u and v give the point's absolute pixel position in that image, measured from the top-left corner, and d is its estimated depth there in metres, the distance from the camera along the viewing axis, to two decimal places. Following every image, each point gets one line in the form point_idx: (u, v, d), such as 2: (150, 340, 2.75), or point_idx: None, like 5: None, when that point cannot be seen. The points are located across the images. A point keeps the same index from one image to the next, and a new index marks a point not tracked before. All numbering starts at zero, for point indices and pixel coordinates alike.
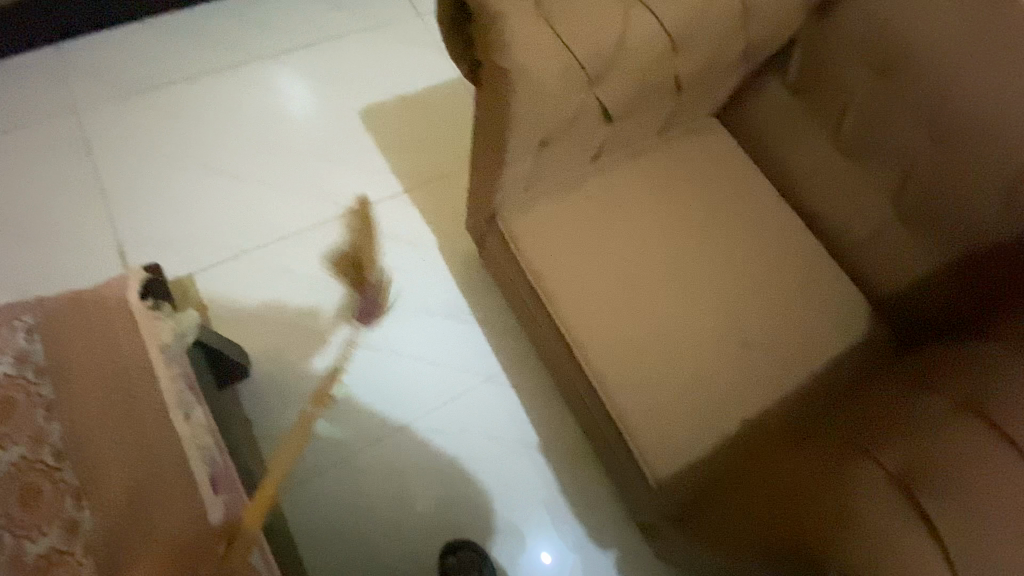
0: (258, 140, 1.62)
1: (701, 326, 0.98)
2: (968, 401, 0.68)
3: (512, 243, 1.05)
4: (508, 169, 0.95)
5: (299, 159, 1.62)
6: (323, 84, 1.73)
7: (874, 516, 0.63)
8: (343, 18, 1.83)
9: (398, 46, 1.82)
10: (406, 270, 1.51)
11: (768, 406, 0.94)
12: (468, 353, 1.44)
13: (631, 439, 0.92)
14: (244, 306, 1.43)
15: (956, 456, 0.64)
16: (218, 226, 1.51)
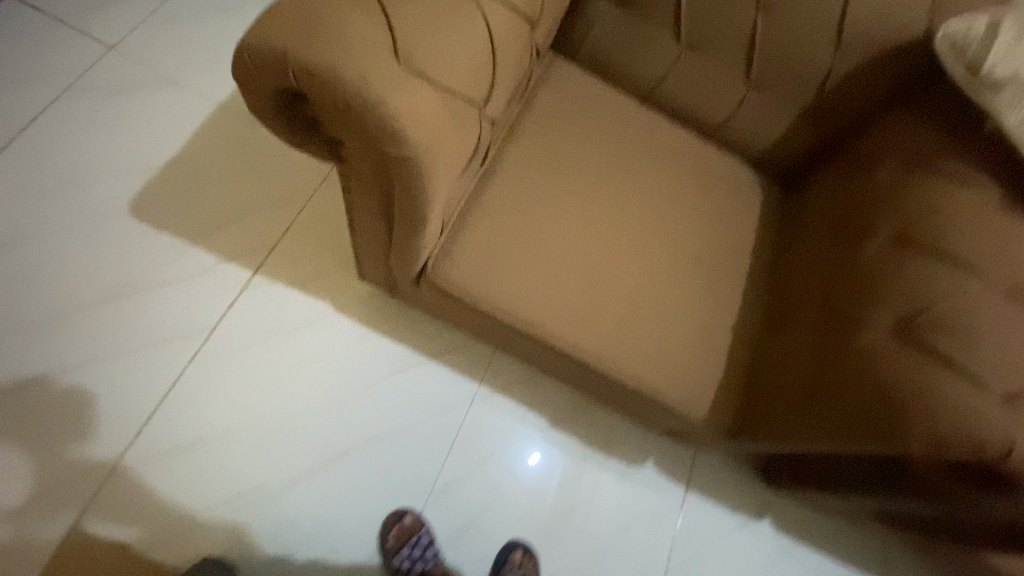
0: (31, 321, 1.20)
1: (661, 266, 1.01)
2: (907, 242, 0.86)
3: (456, 290, 0.94)
4: (429, 232, 0.81)
5: (101, 314, 1.23)
6: (60, 201, 1.28)
7: (910, 372, 0.77)
8: (20, 103, 1.32)
9: (120, 105, 1.37)
10: (322, 352, 1.31)
11: (741, 301, 1.03)
12: (438, 394, 1.34)
13: (668, 401, 0.95)
14: (174, 514, 1.15)
15: (925, 290, 0.81)
16: (68, 442, 1.15)
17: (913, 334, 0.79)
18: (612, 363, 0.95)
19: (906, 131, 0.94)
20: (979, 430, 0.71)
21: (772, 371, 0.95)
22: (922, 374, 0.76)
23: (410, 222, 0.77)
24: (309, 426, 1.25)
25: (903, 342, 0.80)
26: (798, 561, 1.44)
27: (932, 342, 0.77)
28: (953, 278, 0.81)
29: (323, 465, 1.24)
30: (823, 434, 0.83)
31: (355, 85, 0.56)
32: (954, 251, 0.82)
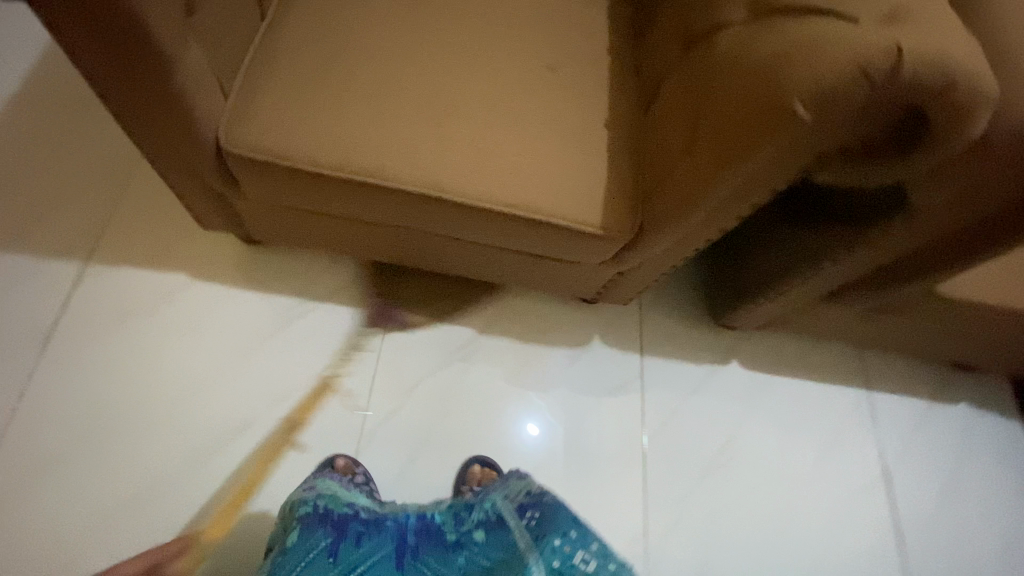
0: None
1: (508, 75, 0.86)
2: None
3: (265, 155, 0.77)
4: (178, 65, 0.69)
5: None
6: None
7: (775, 38, 0.63)
8: None
9: None
10: (195, 323, 1.12)
11: (614, 91, 0.89)
12: (343, 333, 1.18)
13: (551, 215, 0.82)
14: (53, 546, 0.96)
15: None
16: None
17: (768, 7, 0.66)
18: (477, 191, 0.80)
19: None
20: (861, 48, 0.55)
21: (657, 144, 0.81)
22: (787, 34, 0.62)
23: (141, 40, 0.64)
24: (196, 406, 1.07)
25: (756, 19, 0.67)
26: (775, 393, 1.36)
27: (792, 3, 0.64)
28: None
29: (226, 443, 1.06)
30: (713, 169, 0.70)
31: None
32: None
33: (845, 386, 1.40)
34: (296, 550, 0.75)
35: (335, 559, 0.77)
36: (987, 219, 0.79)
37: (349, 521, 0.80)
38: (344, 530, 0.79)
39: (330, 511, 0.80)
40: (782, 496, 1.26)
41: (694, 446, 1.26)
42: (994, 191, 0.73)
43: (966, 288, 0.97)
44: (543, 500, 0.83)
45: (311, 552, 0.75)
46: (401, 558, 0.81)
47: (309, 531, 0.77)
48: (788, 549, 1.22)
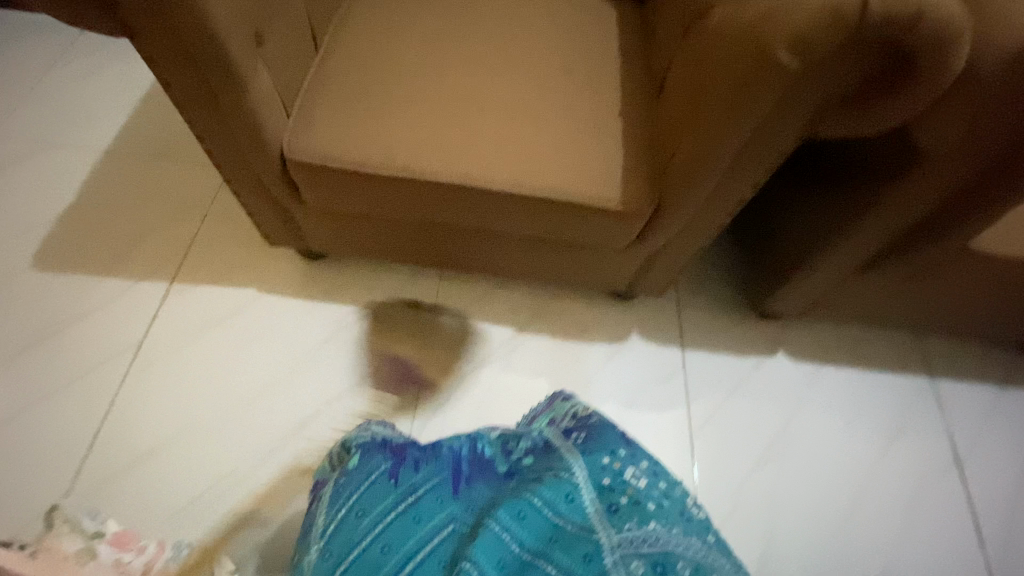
0: None
1: (526, 80, 0.97)
2: None
3: (321, 160, 0.90)
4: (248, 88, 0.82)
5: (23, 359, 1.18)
6: None
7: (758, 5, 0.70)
8: None
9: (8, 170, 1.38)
10: (261, 329, 1.25)
11: (623, 86, 0.98)
12: (391, 335, 1.27)
13: (573, 194, 0.89)
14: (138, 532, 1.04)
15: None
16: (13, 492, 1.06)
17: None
18: (505, 179, 0.89)
19: None
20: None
21: (667, 123, 0.89)
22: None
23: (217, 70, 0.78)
24: (263, 403, 1.17)
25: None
26: (825, 382, 1.32)
27: None
28: None
29: (289, 436, 1.14)
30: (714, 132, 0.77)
31: None
32: None
33: (903, 373, 1.34)
34: (362, 472, 0.72)
35: (396, 480, 0.71)
36: (1017, 146, 0.75)
37: (408, 449, 0.76)
38: (403, 454, 0.75)
39: (389, 440, 0.78)
40: (844, 486, 1.20)
41: (742, 437, 1.24)
42: (1005, 116, 0.71)
43: (1005, 245, 0.95)
44: (589, 420, 0.75)
45: (373, 473, 0.72)
46: (457, 481, 0.73)
47: (371, 454, 0.74)
48: (856, 542, 1.15)
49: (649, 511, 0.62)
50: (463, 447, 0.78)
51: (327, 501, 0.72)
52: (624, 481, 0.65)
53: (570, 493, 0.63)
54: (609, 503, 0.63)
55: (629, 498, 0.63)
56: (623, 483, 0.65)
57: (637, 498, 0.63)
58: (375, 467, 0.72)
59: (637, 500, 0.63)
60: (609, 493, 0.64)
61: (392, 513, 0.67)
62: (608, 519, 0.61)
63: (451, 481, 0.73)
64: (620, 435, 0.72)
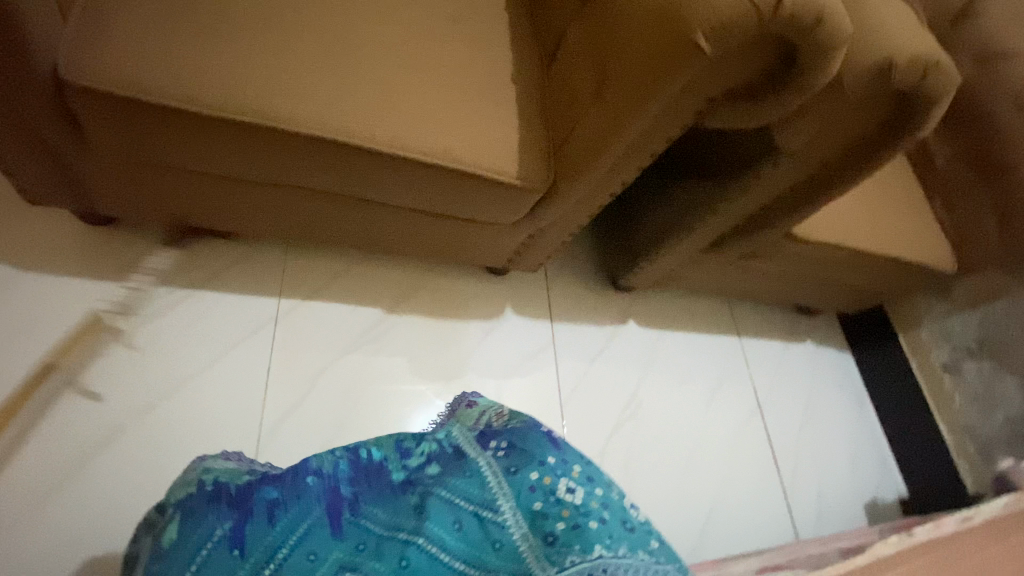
0: None
1: (410, 28, 0.83)
2: None
3: (118, 91, 0.65)
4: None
5: None
6: None
7: None
8: None
9: None
10: (30, 318, 0.92)
11: (517, 49, 0.91)
12: (227, 321, 1.03)
13: (465, 165, 0.79)
14: None
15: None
16: None
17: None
18: (388, 138, 0.75)
19: None
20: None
21: (564, 96, 0.85)
22: None
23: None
24: (38, 418, 0.87)
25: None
26: (670, 347, 1.47)
27: None
28: None
29: (82, 457, 0.88)
30: (623, 109, 0.74)
31: None
32: None
33: (725, 335, 1.57)
34: (190, 543, 0.54)
35: (241, 550, 0.54)
36: (850, 146, 0.89)
37: (254, 495, 0.58)
38: (249, 506, 0.56)
39: (224, 487, 0.59)
40: (685, 438, 1.37)
41: (606, 402, 1.32)
42: (849, 123, 0.83)
43: (815, 231, 1.14)
44: (509, 426, 0.69)
45: (206, 543, 0.54)
46: (335, 514, 0.58)
47: (200, 517, 0.56)
48: (692, 483, 1.33)
49: (590, 534, 0.58)
50: (337, 468, 0.61)
51: None
52: (558, 501, 0.60)
53: (496, 538, 0.58)
54: (544, 534, 0.58)
55: (567, 523, 0.59)
56: (557, 504, 0.60)
57: (576, 521, 0.58)
58: (206, 535, 0.54)
59: (575, 522, 0.58)
60: (544, 524, 0.59)
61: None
62: (544, 556, 0.57)
63: (324, 518, 0.57)
64: (547, 439, 0.66)
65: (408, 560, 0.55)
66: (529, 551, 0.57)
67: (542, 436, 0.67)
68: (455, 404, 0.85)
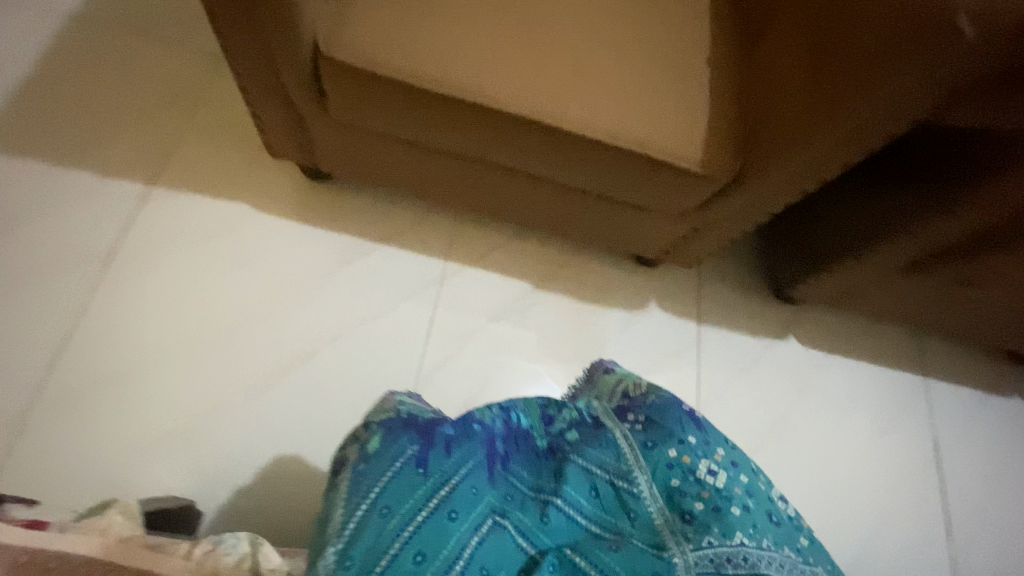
0: None
1: (610, 11, 0.84)
2: None
3: (361, 65, 0.75)
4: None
5: None
6: None
7: None
8: None
9: None
10: (258, 247, 1.12)
11: (715, 34, 0.86)
12: (399, 276, 1.16)
13: (650, 152, 0.79)
14: (113, 447, 0.94)
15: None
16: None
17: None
18: (578, 117, 0.78)
19: None
20: None
21: (764, 84, 0.80)
22: None
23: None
24: (256, 331, 1.06)
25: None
26: (829, 370, 1.32)
27: None
28: None
29: (282, 367, 1.05)
30: (842, 98, 0.69)
31: None
32: None
33: (901, 368, 1.36)
34: (381, 456, 0.59)
35: (427, 471, 0.59)
36: None
37: (438, 425, 0.63)
38: (432, 436, 0.61)
39: (415, 414, 0.63)
40: (834, 474, 1.23)
41: (747, 417, 1.23)
42: None
43: None
44: (647, 400, 0.68)
45: (398, 460, 0.59)
46: (493, 459, 0.63)
47: (393, 436, 0.61)
48: (836, 524, 1.20)
49: (732, 519, 0.58)
50: (497, 418, 0.66)
51: (343, 490, 0.59)
52: (697, 481, 0.60)
53: (632, 508, 0.61)
54: (682, 513, 0.60)
55: (706, 503, 0.59)
56: (695, 483, 0.61)
57: (717, 503, 0.59)
58: (398, 453, 0.59)
59: (715, 505, 0.59)
60: (681, 501, 0.60)
61: (425, 513, 0.56)
62: (678, 531, 0.59)
63: (485, 459, 0.62)
64: (688, 419, 0.65)
65: (550, 514, 0.60)
66: (664, 525, 0.60)
67: (683, 414, 0.66)
68: (591, 370, 0.82)
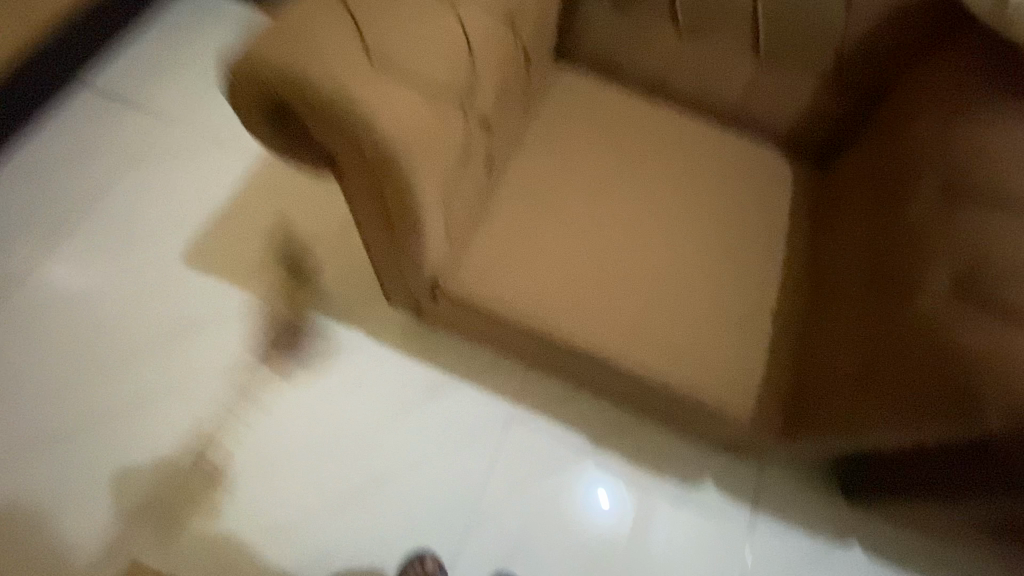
0: (114, 357, 1.31)
1: (683, 261, 0.95)
2: (953, 190, 0.75)
3: (467, 296, 0.94)
4: (428, 240, 0.82)
5: (172, 348, 1.33)
6: (130, 247, 1.42)
7: (965, 328, 0.67)
8: (93, 166, 1.49)
9: (178, 160, 1.52)
10: (366, 372, 1.34)
11: (782, 287, 0.94)
12: (475, 416, 1.31)
13: (703, 401, 0.88)
14: (241, 525, 1.20)
15: (993, 238, 0.69)
16: (149, 459, 1.24)
17: (975, 290, 0.68)
18: (640, 361, 0.90)
19: (958, 71, 0.82)
20: None
21: (818, 359, 0.85)
22: (981, 332, 0.66)
23: (407, 232, 0.79)
24: (352, 446, 1.27)
25: (968, 303, 0.68)
26: None
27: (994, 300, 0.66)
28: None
29: (368, 483, 1.24)
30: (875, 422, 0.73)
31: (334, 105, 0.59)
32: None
33: None
34: None
35: None
36: None
37: None
38: None
39: None
40: None
41: None
42: None
43: None
44: None
45: None
46: None
47: None
48: None
49: None
50: None
51: None
52: None
53: None
54: None
55: None
56: None
57: None
58: None
59: None
60: None
61: None
62: None
63: None
64: None
65: None
66: None
67: None
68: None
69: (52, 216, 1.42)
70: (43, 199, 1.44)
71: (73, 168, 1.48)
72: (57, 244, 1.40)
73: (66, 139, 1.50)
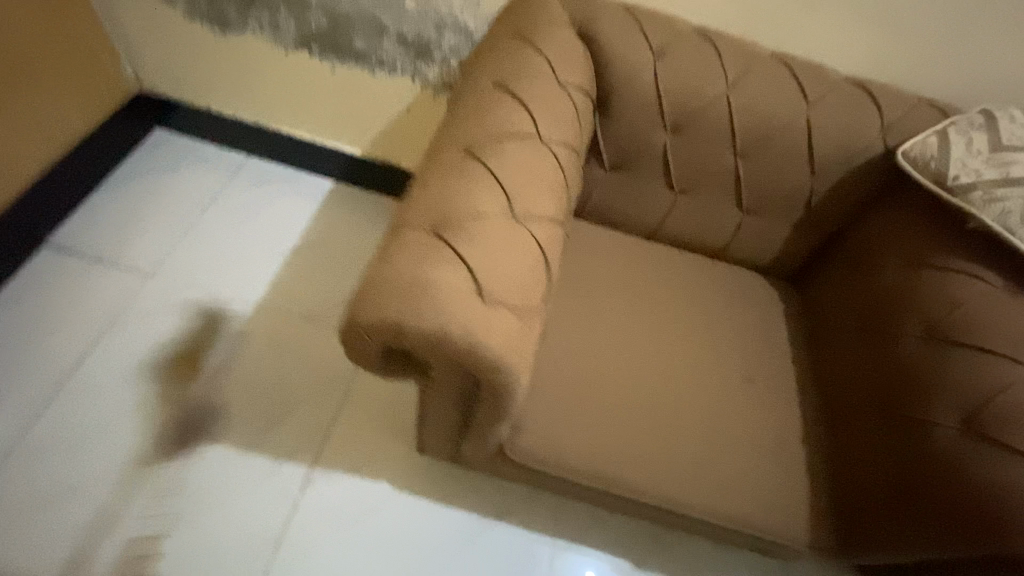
0: (116, 552, 1.18)
1: (721, 398, 1.04)
2: (936, 334, 0.92)
3: (535, 461, 0.97)
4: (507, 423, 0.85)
5: (183, 531, 1.22)
6: (126, 421, 1.32)
7: (981, 464, 0.81)
8: (78, 335, 1.41)
9: (173, 319, 1.47)
10: (401, 525, 1.30)
11: (803, 411, 1.06)
12: (517, 554, 1.31)
13: (765, 533, 0.96)
14: None
15: (982, 381, 0.85)
16: None
17: (980, 429, 0.83)
18: (705, 502, 0.96)
19: (909, 226, 1.02)
20: None
21: (852, 480, 0.97)
22: (995, 466, 0.80)
23: (491, 419, 0.82)
24: None
25: (977, 441, 0.83)
26: None
27: (997, 435, 0.81)
28: (1001, 371, 0.85)
29: None
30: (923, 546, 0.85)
31: (461, 342, 0.64)
32: (994, 344, 0.87)
33: None
34: None
35: None
36: None
37: None
38: None
39: None
40: None
41: None
42: None
43: None
44: None
45: None
46: None
47: None
48: None
49: None
50: None
51: None
52: None
53: None
54: None
55: None
56: None
57: None
58: None
59: None
60: None
61: None
62: None
63: None
64: None
65: None
66: None
67: None
68: None
69: (33, 397, 1.31)
70: (21, 379, 1.33)
71: (55, 341, 1.39)
72: (40, 429, 1.28)
73: (48, 310, 1.43)
